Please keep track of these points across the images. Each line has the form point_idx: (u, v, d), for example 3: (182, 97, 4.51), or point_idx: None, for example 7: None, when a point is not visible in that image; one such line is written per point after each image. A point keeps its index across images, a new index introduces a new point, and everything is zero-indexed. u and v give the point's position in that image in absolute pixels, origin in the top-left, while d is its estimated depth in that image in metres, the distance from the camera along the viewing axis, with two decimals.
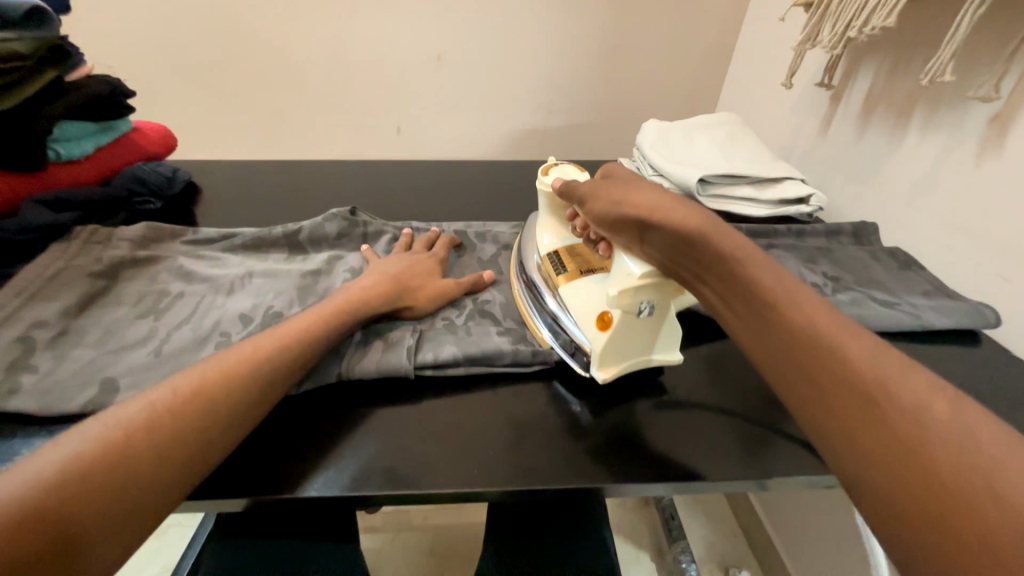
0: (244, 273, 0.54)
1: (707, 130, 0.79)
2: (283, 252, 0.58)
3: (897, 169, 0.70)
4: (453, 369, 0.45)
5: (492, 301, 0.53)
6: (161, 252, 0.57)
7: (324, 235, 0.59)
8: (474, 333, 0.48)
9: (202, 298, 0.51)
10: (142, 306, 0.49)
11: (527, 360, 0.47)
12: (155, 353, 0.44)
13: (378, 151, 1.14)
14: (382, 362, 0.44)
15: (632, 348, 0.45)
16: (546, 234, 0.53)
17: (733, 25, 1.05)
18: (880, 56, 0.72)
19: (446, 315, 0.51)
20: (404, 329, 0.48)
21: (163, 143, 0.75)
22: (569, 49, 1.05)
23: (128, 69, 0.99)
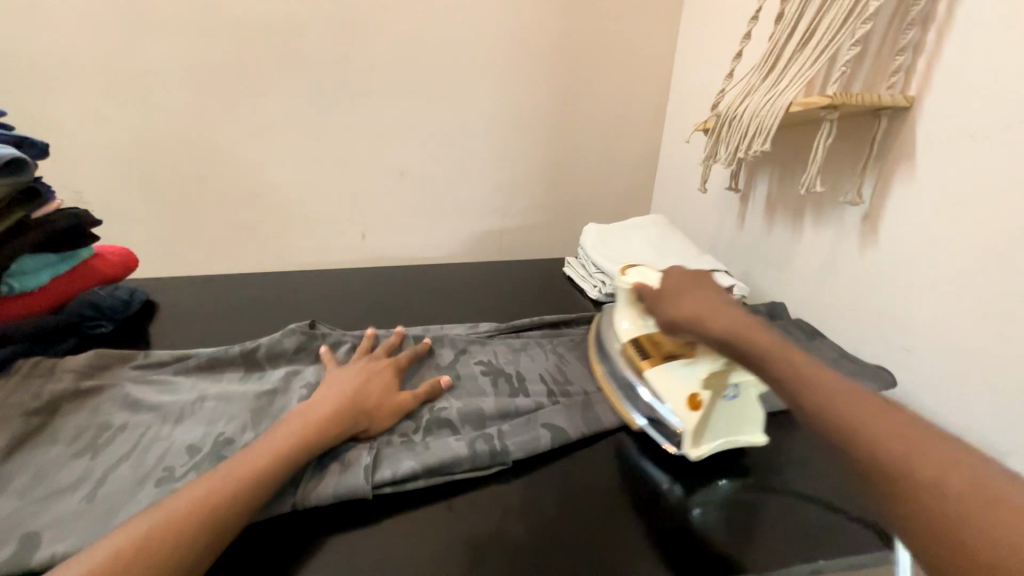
0: (196, 397, 0.53)
1: (640, 230, 0.89)
2: (238, 371, 0.58)
3: (802, 257, 0.81)
4: (412, 484, 0.45)
5: (449, 407, 0.54)
6: (108, 380, 0.56)
7: (283, 350, 0.60)
8: (433, 446, 0.48)
9: (148, 429, 0.49)
10: (80, 443, 0.47)
11: (486, 465, 0.47)
12: (88, 498, 0.41)
13: (344, 257, 1.19)
14: (339, 484, 0.43)
15: (723, 428, 0.49)
16: (625, 321, 0.61)
17: (652, 143, 1.25)
18: (769, 168, 0.87)
19: (403, 429, 0.51)
20: (363, 445, 0.48)
21: (125, 265, 0.77)
22: (517, 164, 1.20)
23: (95, 195, 1.03)
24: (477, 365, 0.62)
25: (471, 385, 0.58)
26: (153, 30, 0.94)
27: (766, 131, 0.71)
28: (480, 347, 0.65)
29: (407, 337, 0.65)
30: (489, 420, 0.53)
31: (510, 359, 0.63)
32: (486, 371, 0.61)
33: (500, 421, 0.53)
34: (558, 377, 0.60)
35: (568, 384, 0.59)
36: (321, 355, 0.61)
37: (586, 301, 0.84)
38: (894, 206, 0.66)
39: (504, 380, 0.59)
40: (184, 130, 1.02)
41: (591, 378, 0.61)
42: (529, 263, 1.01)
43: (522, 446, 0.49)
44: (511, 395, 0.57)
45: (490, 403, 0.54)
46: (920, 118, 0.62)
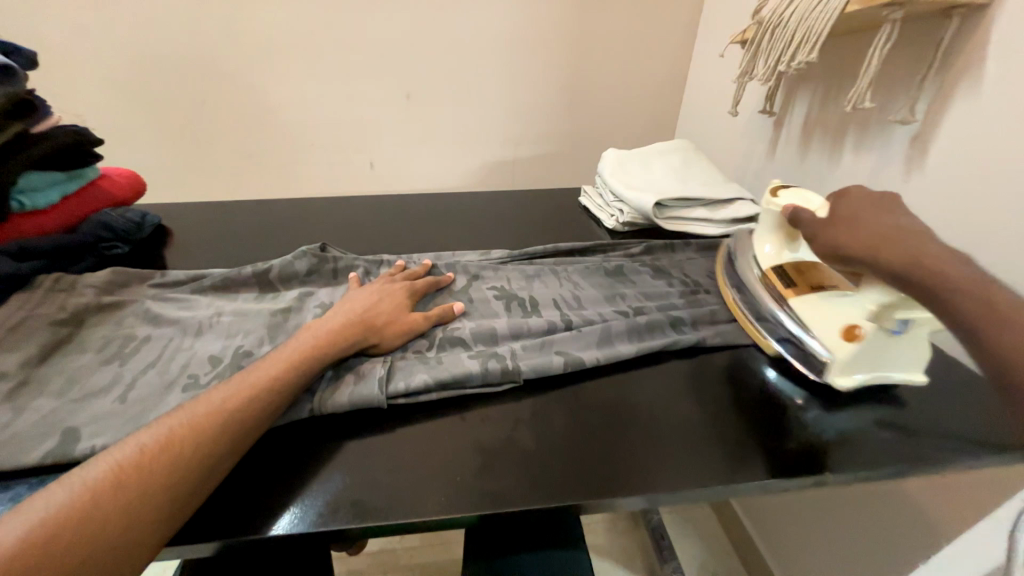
0: (215, 313, 0.54)
1: (662, 157, 0.84)
2: (252, 291, 0.59)
3: (837, 185, 0.76)
4: (424, 396, 0.46)
5: (462, 328, 0.54)
6: (128, 296, 0.57)
7: (295, 272, 0.60)
8: (445, 361, 0.49)
9: (170, 341, 0.51)
10: (107, 351, 0.49)
11: (496, 381, 0.48)
12: (120, 399, 0.44)
13: (354, 187, 1.16)
14: (354, 394, 0.45)
15: (878, 362, 0.48)
16: (766, 244, 0.59)
17: (682, 61, 1.14)
18: (811, 85, 0.79)
19: (416, 347, 0.52)
20: (376, 360, 0.49)
21: (132, 187, 0.76)
22: (533, 85, 1.11)
23: (96, 118, 1.00)
24: (490, 290, 0.61)
25: (484, 308, 0.58)
26: None
27: (814, 38, 0.63)
28: (493, 272, 0.65)
29: (420, 262, 0.65)
30: (502, 339, 0.53)
31: (523, 285, 0.62)
32: (499, 296, 0.60)
33: (512, 341, 0.53)
34: (571, 301, 0.60)
35: (581, 308, 0.58)
36: (335, 278, 0.62)
37: (602, 231, 0.81)
38: (950, 125, 0.59)
39: (517, 304, 0.59)
40: (178, 45, 0.95)
41: (604, 304, 0.59)
42: (543, 193, 0.97)
43: (533, 365, 0.49)
44: (524, 317, 0.56)
45: (502, 323, 0.54)
46: (999, 16, 0.54)
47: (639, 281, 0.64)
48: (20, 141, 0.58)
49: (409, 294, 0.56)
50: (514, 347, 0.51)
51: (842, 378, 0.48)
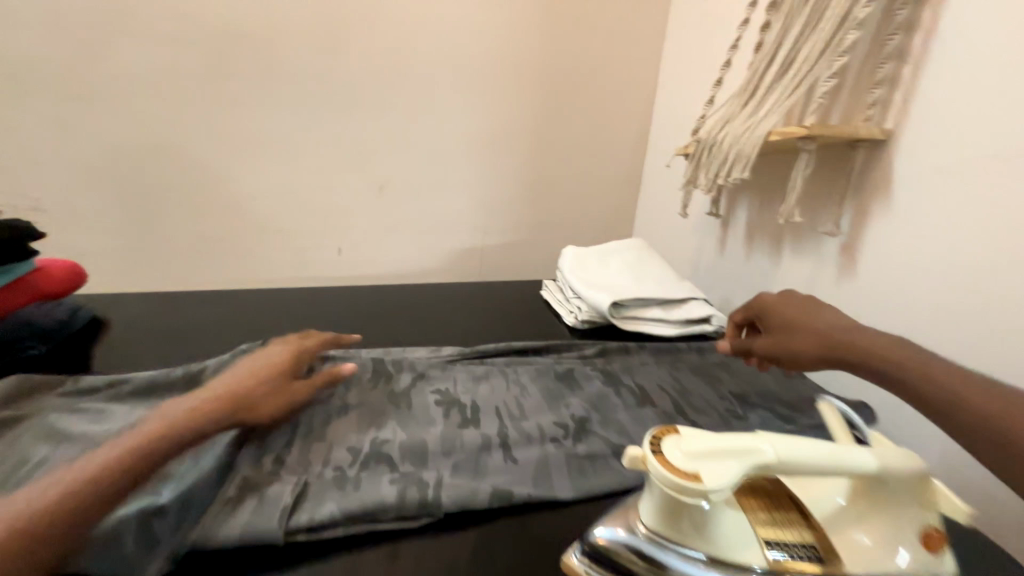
0: (131, 423, 0.48)
1: (618, 255, 0.87)
2: (180, 394, 0.54)
3: (782, 286, 0.80)
4: (329, 531, 0.40)
5: (391, 441, 0.49)
6: (32, 408, 0.51)
7: (230, 370, 0.56)
8: (362, 486, 0.43)
9: (71, 460, 0.43)
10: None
11: (414, 512, 0.41)
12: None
13: (318, 272, 1.15)
14: (247, 524, 0.38)
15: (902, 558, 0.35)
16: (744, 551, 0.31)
17: (635, 165, 1.25)
18: (748, 195, 0.86)
19: (336, 467, 0.45)
20: (287, 481, 0.43)
21: (70, 279, 0.72)
22: (500, 182, 1.18)
23: (46, 203, 0.97)
24: (432, 394, 0.57)
25: (422, 415, 0.53)
26: (126, 37, 0.91)
27: (745, 158, 0.70)
28: (439, 372, 0.61)
29: (365, 358, 0.62)
30: (432, 457, 0.47)
31: (467, 388, 0.59)
32: (441, 400, 0.56)
33: (442, 458, 0.47)
34: (512, 409, 0.55)
35: (522, 420, 0.54)
36: None
37: (563, 327, 0.81)
38: (872, 239, 0.65)
39: (457, 409, 0.55)
40: (152, 138, 0.98)
41: (548, 412, 0.55)
42: (507, 285, 0.98)
43: (456, 490, 0.43)
44: (460, 426, 0.52)
45: (435, 435, 0.50)
46: (897, 151, 0.61)
47: (588, 385, 0.61)
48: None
49: (299, 359, 0.56)
50: (442, 472, 0.45)
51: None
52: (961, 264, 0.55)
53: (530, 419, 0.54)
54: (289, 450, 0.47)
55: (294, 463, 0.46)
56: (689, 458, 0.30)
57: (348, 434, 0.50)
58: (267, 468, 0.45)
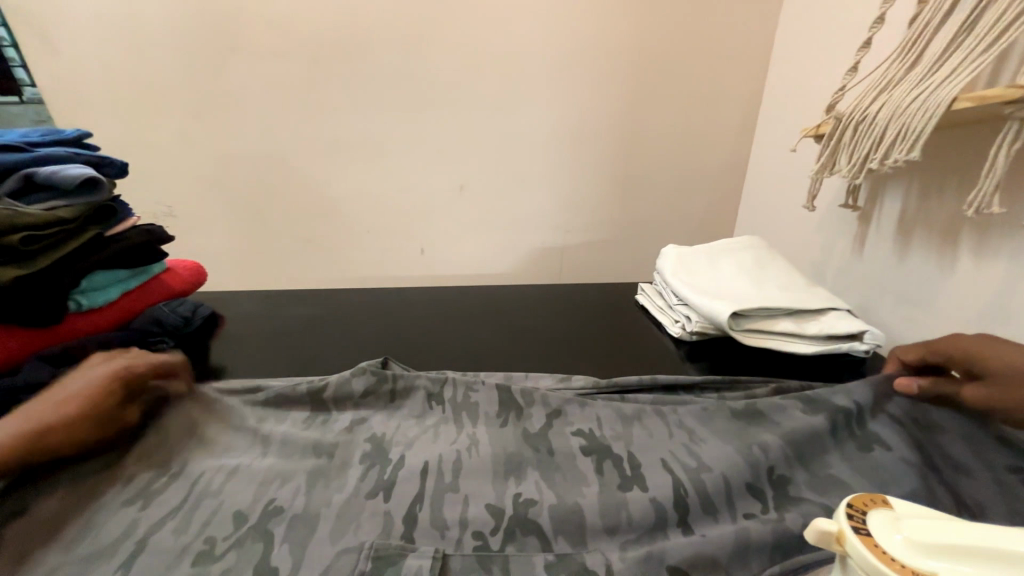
0: (261, 438, 0.51)
1: (731, 255, 0.75)
2: (304, 411, 0.55)
3: (956, 294, 0.63)
4: None
5: (539, 503, 0.43)
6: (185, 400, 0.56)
7: (351, 393, 0.55)
8: (513, 570, 0.38)
9: (201, 477, 0.46)
10: (133, 485, 0.45)
11: None
12: (122, 568, 0.38)
13: (402, 271, 1.16)
14: None
15: None
16: None
17: (741, 153, 1.10)
18: (905, 181, 0.70)
19: (478, 536, 0.41)
20: (425, 554, 0.39)
21: (193, 280, 0.78)
22: (585, 176, 1.10)
23: (175, 208, 1.08)
24: (574, 438, 0.51)
25: (569, 468, 0.47)
26: (237, 52, 0.98)
27: (915, 134, 0.55)
28: (578, 408, 0.54)
29: (490, 387, 0.57)
30: (592, 533, 0.41)
31: (618, 434, 0.51)
32: (587, 445, 0.49)
33: (606, 538, 0.41)
34: (684, 453, 0.48)
35: (702, 470, 0.45)
36: (391, 401, 0.55)
37: (665, 337, 0.72)
38: None
39: (611, 465, 0.47)
40: (260, 147, 1.05)
41: (738, 459, 0.45)
42: (595, 287, 0.91)
43: None
44: (621, 488, 0.44)
45: (592, 500, 0.43)
46: None
47: (786, 421, 0.50)
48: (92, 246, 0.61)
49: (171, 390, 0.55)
50: (610, 558, 0.39)
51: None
52: None
53: (712, 470, 0.45)
54: (422, 506, 0.43)
55: (428, 522, 0.42)
56: (920, 550, 0.23)
57: (484, 488, 0.45)
58: (400, 532, 0.41)
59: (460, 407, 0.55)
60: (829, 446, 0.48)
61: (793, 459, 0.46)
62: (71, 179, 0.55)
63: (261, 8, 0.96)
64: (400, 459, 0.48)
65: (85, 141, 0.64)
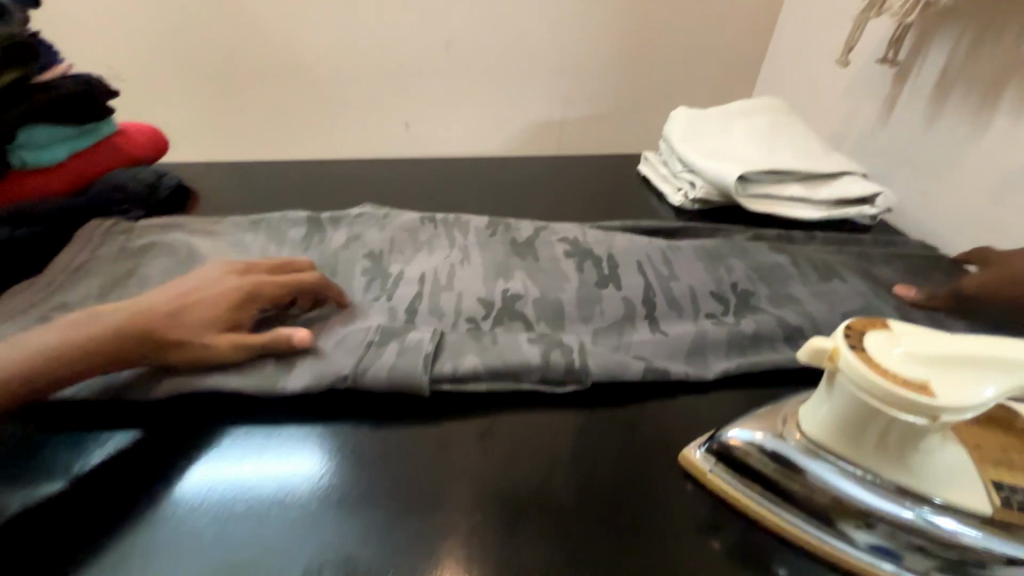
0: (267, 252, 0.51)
1: (745, 118, 0.68)
2: (302, 230, 0.55)
3: (982, 157, 0.59)
4: (473, 385, 0.40)
5: (524, 297, 0.46)
6: (163, 237, 0.53)
7: (347, 214, 0.56)
8: (501, 341, 0.42)
9: None
10: (157, 276, 0.48)
11: (559, 380, 0.41)
12: None
13: (385, 149, 1.07)
14: (394, 367, 0.39)
15: None
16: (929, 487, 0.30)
17: (770, 4, 0.95)
18: (958, 25, 0.61)
19: (471, 320, 0.45)
20: (425, 329, 0.42)
21: (154, 146, 0.69)
22: (590, 31, 0.96)
23: (118, 68, 0.94)
24: (559, 245, 0.53)
25: (555, 270, 0.50)
26: None
27: None
28: (562, 225, 0.56)
29: (481, 219, 0.57)
30: (570, 320, 0.45)
31: (599, 241, 0.53)
32: (571, 253, 0.51)
33: (581, 324, 0.45)
34: (657, 263, 0.50)
35: (672, 279, 0.49)
36: (384, 221, 0.56)
37: (664, 207, 0.68)
38: None
39: (591, 264, 0.50)
40: None
41: (705, 276, 0.49)
42: (594, 162, 0.84)
43: (603, 360, 0.41)
44: (598, 285, 0.48)
45: (571, 295, 0.47)
46: None
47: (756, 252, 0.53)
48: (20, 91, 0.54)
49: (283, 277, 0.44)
50: (583, 339, 0.44)
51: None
52: None
53: (681, 280, 0.48)
54: (422, 299, 0.47)
55: (427, 309, 0.46)
56: (910, 359, 0.27)
57: (477, 284, 0.48)
58: (404, 316, 0.45)
59: (453, 225, 0.56)
60: (793, 274, 0.51)
61: (755, 278, 0.50)
62: None
63: None
64: (401, 273, 0.50)
65: None
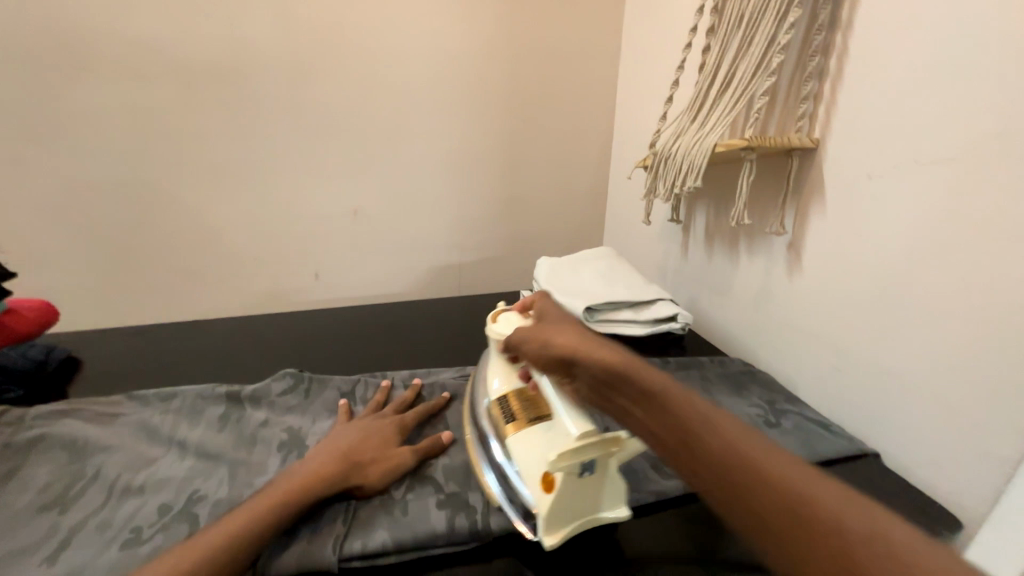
0: (173, 446, 0.50)
1: (589, 263, 0.92)
2: (218, 411, 0.55)
3: (741, 284, 0.86)
4: (383, 560, 0.39)
5: (435, 463, 0.49)
6: (54, 428, 0.51)
7: (268, 393, 0.58)
8: (411, 510, 0.43)
9: (120, 477, 0.46)
10: (44, 480, 0.45)
11: (465, 537, 0.41)
12: (49, 563, 0.37)
13: (295, 297, 1.15)
14: (303, 554, 0.38)
15: (580, 510, 0.42)
16: (495, 378, 0.54)
17: (601, 177, 1.30)
18: (704, 201, 0.92)
19: (385, 492, 0.45)
20: (337, 512, 0.42)
21: (43, 319, 0.69)
22: (472, 198, 1.21)
23: (9, 244, 0.95)
24: None
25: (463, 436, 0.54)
26: (89, 73, 0.90)
27: (697, 169, 0.76)
28: None
29: (406, 385, 0.61)
30: (478, 477, 0.48)
31: None
32: None
33: (487, 480, 0.48)
34: None
35: None
36: (307, 397, 0.58)
37: None
38: (813, 235, 0.71)
39: None
40: (119, 172, 0.96)
41: None
42: (486, 298, 1.01)
43: (506, 516, 0.43)
44: None
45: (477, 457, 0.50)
46: (826, 158, 0.68)
47: None
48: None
49: (391, 434, 0.50)
50: (489, 497, 0.45)
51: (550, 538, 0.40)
52: (883, 266, 0.62)
53: None
54: None
55: None
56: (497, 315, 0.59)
57: None
58: None
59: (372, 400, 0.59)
60: None
61: None
62: None
63: (119, 29, 0.90)
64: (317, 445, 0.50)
65: None
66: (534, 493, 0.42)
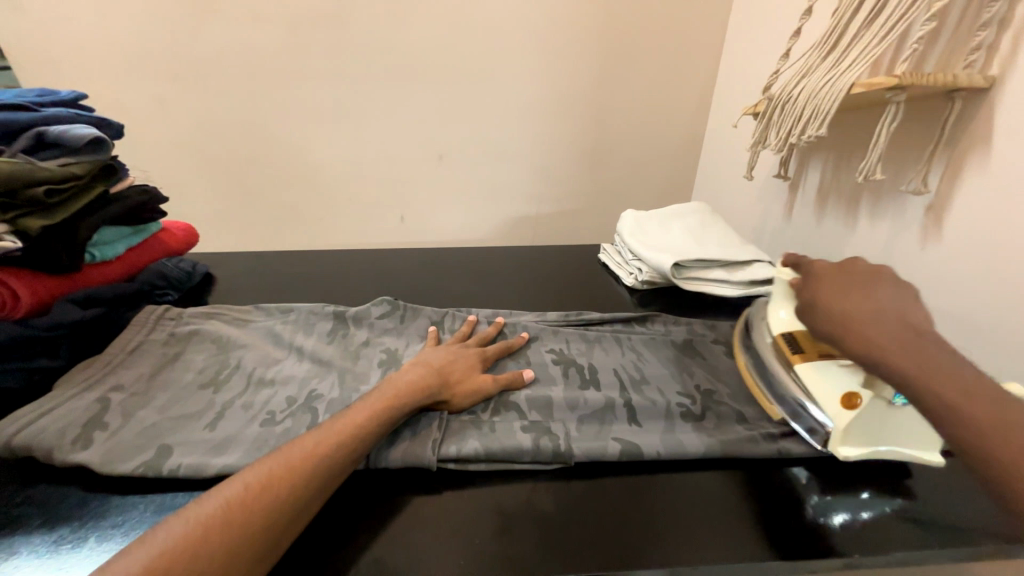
0: (294, 350, 0.57)
1: (679, 218, 0.87)
2: (327, 326, 0.62)
3: (856, 251, 0.76)
4: (474, 466, 0.43)
5: (518, 392, 0.52)
6: (204, 326, 0.61)
7: (368, 316, 0.64)
8: (497, 429, 0.46)
9: (256, 370, 0.54)
10: (201, 365, 0.55)
11: (548, 459, 0.44)
12: (209, 427, 0.46)
13: (383, 238, 1.23)
14: (407, 451, 0.43)
15: (876, 437, 0.44)
16: (779, 309, 0.55)
17: (698, 128, 1.20)
18: (824, 155, 0.81)
19: (473, 412, 0.49)
20: (433, 421, 0.46)
21: (187, 239, 0.82)
22: (556, 146, 1.18)
23: (157, 175, 1.10)
24: (548, 353, 0.60)
25: (543, 374, 0.56)
26: (215, 14, 0.98)
27: (823, 114, 0.66)
28: (551, 334, 0.64)
29: (490, 322, 0.64)
30: (557, 410, 0.50)
31: (582, 352, 0.61)
32: (558, 360, 0.58)
33: (567, 413, 0.50)
34: (630, 369, 0.58)
35: (643, 384, 0.55)
36: (402, 323, 0.63)
37: (622, 288, 0.84)
38: (965, 195, 0.60)
39: (574, 371, 0.56)
40: (240, 112, 1.06)
41: (671, 383, 0.56)
42: (564, 249, 1.00)
43: (586, 445, 0.45)
44: (581, 388, 0.54)
45: (558, 393, 0.52)
46: (1002, 100, 0.56)
47: (710, 359, 0.61)
48: (85, 210, 0.61)
49: (477, 362, 0.53)
50: (569, 427, 0.47)
51: (842, 450, 0.43)
52: None
53: (650, 383, 0.55)
54: None
55: None
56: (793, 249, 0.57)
57: None
58: None
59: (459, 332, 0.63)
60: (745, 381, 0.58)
61: (714, 381, 0.57)
62: (79, 138, 0.57)
63: None
64: None
65: (79, 102, 0.66)
66: (827, 406, 0.44)
